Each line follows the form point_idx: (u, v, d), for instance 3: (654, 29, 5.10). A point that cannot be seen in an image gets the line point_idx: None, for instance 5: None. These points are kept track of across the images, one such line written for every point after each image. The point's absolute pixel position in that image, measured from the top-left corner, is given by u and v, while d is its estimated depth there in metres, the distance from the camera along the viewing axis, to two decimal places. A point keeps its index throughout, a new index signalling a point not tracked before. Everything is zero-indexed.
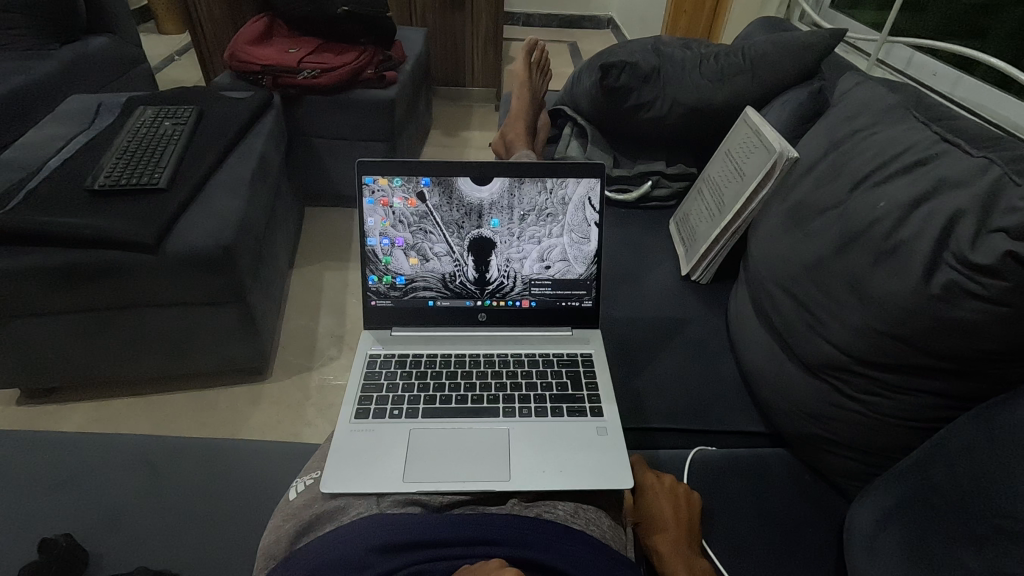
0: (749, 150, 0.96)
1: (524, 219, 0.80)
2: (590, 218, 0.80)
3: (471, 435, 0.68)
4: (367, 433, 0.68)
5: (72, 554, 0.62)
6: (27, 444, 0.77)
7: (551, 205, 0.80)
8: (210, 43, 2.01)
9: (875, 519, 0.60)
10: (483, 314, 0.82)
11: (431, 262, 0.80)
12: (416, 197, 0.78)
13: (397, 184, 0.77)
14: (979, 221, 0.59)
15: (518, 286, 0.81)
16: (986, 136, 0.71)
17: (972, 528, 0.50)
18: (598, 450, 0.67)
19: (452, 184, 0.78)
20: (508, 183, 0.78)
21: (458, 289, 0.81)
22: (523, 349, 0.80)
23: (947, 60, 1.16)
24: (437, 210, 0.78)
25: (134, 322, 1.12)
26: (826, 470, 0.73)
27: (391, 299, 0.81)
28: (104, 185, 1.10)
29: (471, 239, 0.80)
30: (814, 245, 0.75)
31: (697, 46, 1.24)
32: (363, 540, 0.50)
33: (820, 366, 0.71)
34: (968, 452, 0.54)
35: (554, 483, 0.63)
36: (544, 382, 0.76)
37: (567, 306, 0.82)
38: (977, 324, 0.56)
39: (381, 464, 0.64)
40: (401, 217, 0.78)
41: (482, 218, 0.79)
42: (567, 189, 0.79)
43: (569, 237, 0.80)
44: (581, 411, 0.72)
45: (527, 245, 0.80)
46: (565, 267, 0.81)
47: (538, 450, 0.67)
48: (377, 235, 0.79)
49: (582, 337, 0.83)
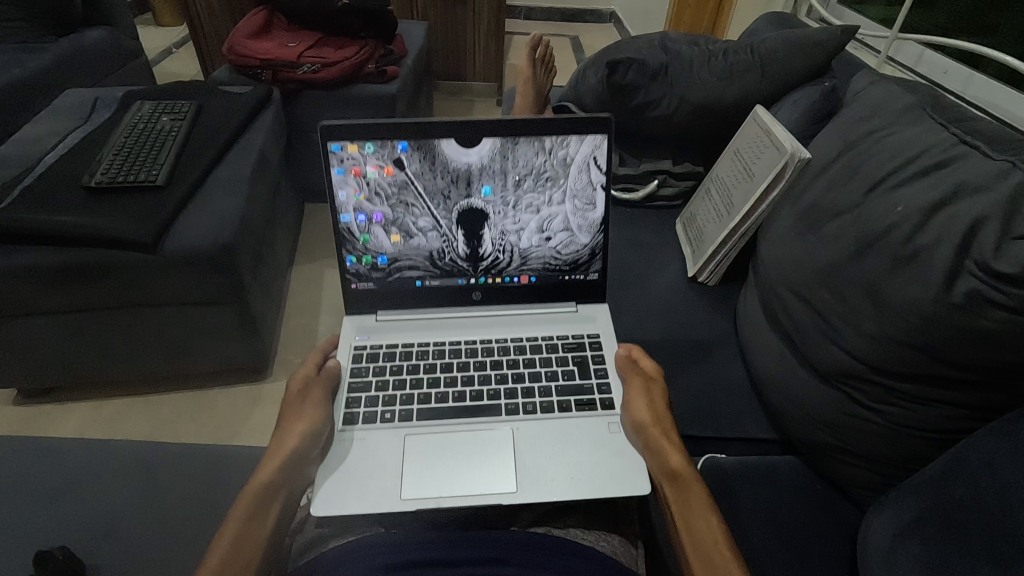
0: (759, 151, 0.93)
1: (521, 185, 0.75)
2: (596, 180, 0.75)
3: (475, 440, 0.67)
4: (361, 442, 0.66)
5: (70, 565, 0.61)
6: (21, 451, 0.76)
7: (551, 166, 0.74)
8: (207, 35, 1.97)
9: (892, 531, 0.59)
10: (477, 293, 0.81)
11: (417, 238, 0.77)
12: (392, 165, 0.72)
13: (370, 150, 0.71)
14: (1003, 227, 0.57)
15: (515, 261, 0.80)
16: (1005, 137, 0.69)
17: (997, 547, 0.48)
18: (611, 452, 0.65)
19: (434, 147, 0.72)
20: (500, 144, 0.72)
21: (448, 266, 0.79)
22: (525, 333, 0.79)
23: (957, 56, 1.13)
24: (418, 178, 0.73)
25: (132, 320, 1.10)
26: (838, 479, 0.72)
27: (374, 281, 0.78)
28: (101, 182, 1.07)
29: (459, 211, 0.76)
30: (828, 251, 0.73)
31: (704, 42, 1.21)
32: (370, 558, 0.48)
33: (834, 374, 0.69)
34: (991, 466, 0.53)
35: (565, 491, 0.62)
36: (548, 370, 0.74)
37: (573, 279, 0.81)
38: (999, 335, 0.55)
39: (377, 479, 0.63)
40: (377, 189, 0.73)
41: (471, 186, 0.74)
42: (568, 148, 0.73)
43: (571, 203, 0.76)
44: (590, 404, 0.70)
45: (524, 215, 0.77)
46: (568, 238, 0.78)
47: (545, 456, 0.65)
48: (351, 211, 0.74)
49: (588, 314, 0.81)
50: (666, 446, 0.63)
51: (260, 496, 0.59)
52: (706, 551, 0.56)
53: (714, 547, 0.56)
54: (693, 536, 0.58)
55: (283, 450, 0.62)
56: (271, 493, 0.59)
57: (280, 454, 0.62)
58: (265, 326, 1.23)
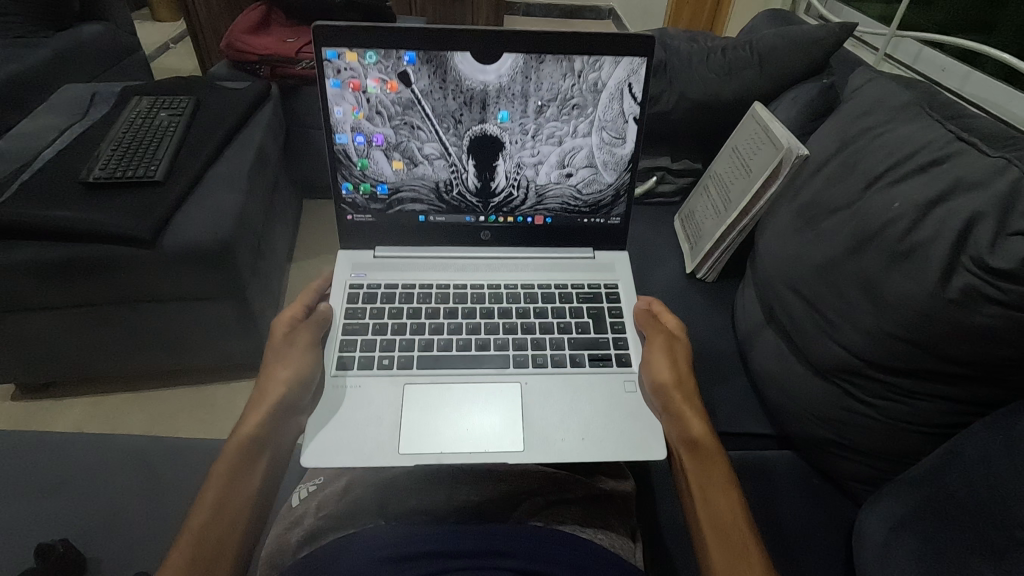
0: (756, 147, 0.93)
1: (543, 111, 0.75)
2: (628, 111, 0.75)
3: (485, 392, 0.68)
4: (356, 389, 0.67)
5: (71, 558, 0.62)
6: (20, 445, 0.76)
7: (580, 92, 0.74)
8: (205, 30, 1.96)
9: (888, 525, 0.60)
10: (486, 233, 0.83)
11: (421, 166, 0.77)
12: (397, 80, 0.71)
13: (371, 61, 0.70)
14: (998, 224, 0.57)
15: (530, 200, 0.81)
16: (1001, 134, 0.70)
17: (990, 540, 0.49)
18: (625, 412, 0.67)
19: (446, 61, 0.71)
20: (522, 61, 0.72)
21: (455, 202, 0.81)
22: (539, 279, 0.80)
23: (955, 54, 1.14)
24: (426, 97, 0.73)
25: (131, 315, 1.11)
26: (835, 473, 0.73)
27: (372, 212, 0.80)
28: (100, 177, 1.07)
29: (471, 137, 0.76)
30: (826, 247, 0.74)
31: (703, 39, 1.21)
32: (371, 550, 0.48)
33: (831, 369, 0.70)
34: (985, 461, 0.54)
35: (576, 451, 0.64)
36: (562, 323, 0.75)
37: (592, 223, 0.83)
38: (994, 330, 0.55)
39: (368, 431, 0.64)
40: (379, 106, 0.72)
41: (485, 110, 0.74)
42: (601, 71, 0.73)
43: (597, 135, 0.77)
44: (605, 360, 0.72)
45: (543, 146, 0.77)
46: (590, 175, 0.79)
47: (557, 413, 0.67)
48: (349, 131, 0.74)
49: (607, 263, 0.83)
50: (689, 415, 0.64)
51: (250, 444, 0.61)
52: (723, 524, 0.57)
53: (729, 519, 0.57)
54: (707, 505, 0.59)
55: (271, 398, 0.63)
56: (258, 447, 0.61)
57: (267, 404, 0.63)
58: (264, 321, 1.24)
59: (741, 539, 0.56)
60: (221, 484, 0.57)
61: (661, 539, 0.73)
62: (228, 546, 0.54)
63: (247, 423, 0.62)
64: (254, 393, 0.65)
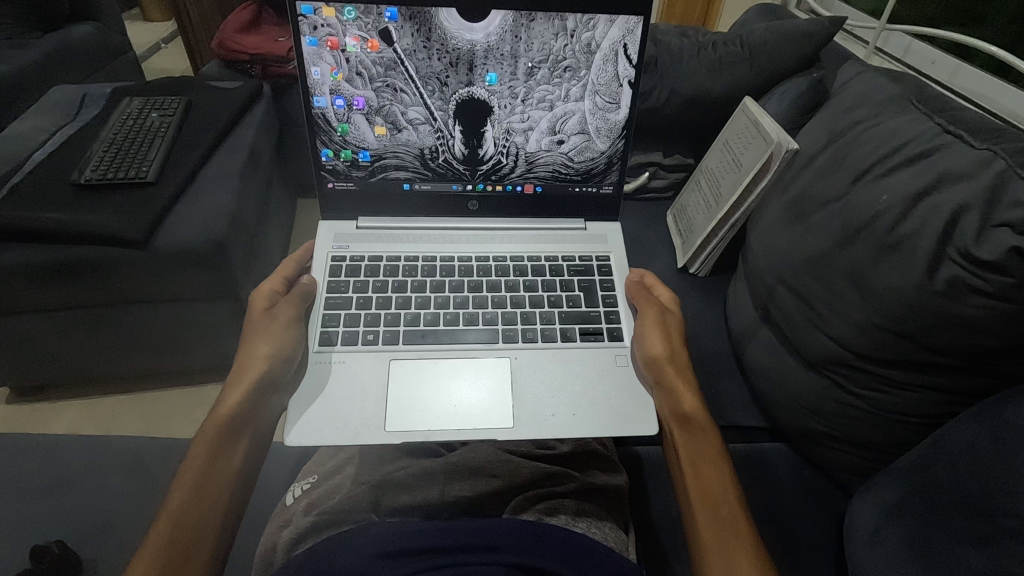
0: (746, 142, 0.93)
1: (534, 73, 0.75)
2: (622, 74, 0.75)
3: (476, 363, 0.69)
4: (341, 365, 0.67)
5: (65, 561, 0.62)
6: (12, 449, 0.76)
7: (572, 53, 0.74)
8: (196, 30, 1.95)
9: (877, 515, 0.61)
10: (474, 202, 0.84)
11: (406, 132, 0.78)
12: (378, 38, 0.71)
13: (349, 17, 0.70)
14: (984, 216, 0.58)
15: (520, 168, 0.82)
16: (988, 126, 0.70)
17: (976, 527, 0.50)
18: (619, 384, 0.68)
19: (431, 18, 0.71)
20: (511, 19, 0.72)
21: (443, 170, 0.81)
22: (527, 251, 0.81)
23: (944, 46, 1.14)
24: (409, 57, 0.73)
25: (124, 316, 1.10)
26: (825, 462, 0.74)
27: (354, 180, 0.80)
28: (91, 179, 1.05)
29: (457, 101, 0.76)
30: (815, 239, 0.74)
31: (694, 34, 1.22)
32: (366, 547, 0.48)
33: (820, 360, 0.70)
34: (971, 448, 0.54)
35: (565, 424, 0.65)
36: (554, 297, 0.76)
37: (585, 192, 0.84)
38: (979, 321, 0.56)
39: (356, 406, 0.65)
40: (361, 67, 0.73)
41: (472, 72, 0.75)
42: (595, 31, 0.73)
43: (590, 100, 0.77)
44: (595, 334, 0.72)
45: (534, 112, 0.78)
46: (583, 142, 0.80)
47: (547, 386, 0.68)
48: (327, 93, 0.74)
49: (598, 235, 0.84)
50: (679, 388, 0.65)
51: (229, 422, 0.60)
52: (715, 500, 0.58)
53: (722, 498, 0.58)
54: (700, 483, 0.59)
55: (252, 372, 0.63)
56: (242, 425, 0.61)
57: (246, 380, 0.63)
58: None
59: (733, 516, 0.56)
60: (204, 460, 0.58)
61: (654, 529, 0.73)
62: (212, 523, 0.55)
63: (228, 400, 0.62)
64: (234, 369, 0.65)
